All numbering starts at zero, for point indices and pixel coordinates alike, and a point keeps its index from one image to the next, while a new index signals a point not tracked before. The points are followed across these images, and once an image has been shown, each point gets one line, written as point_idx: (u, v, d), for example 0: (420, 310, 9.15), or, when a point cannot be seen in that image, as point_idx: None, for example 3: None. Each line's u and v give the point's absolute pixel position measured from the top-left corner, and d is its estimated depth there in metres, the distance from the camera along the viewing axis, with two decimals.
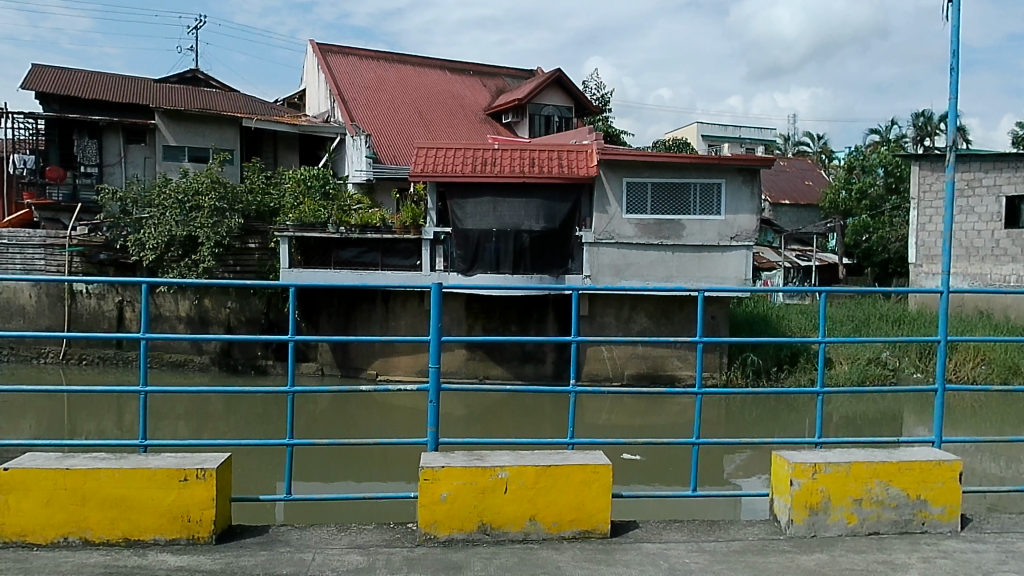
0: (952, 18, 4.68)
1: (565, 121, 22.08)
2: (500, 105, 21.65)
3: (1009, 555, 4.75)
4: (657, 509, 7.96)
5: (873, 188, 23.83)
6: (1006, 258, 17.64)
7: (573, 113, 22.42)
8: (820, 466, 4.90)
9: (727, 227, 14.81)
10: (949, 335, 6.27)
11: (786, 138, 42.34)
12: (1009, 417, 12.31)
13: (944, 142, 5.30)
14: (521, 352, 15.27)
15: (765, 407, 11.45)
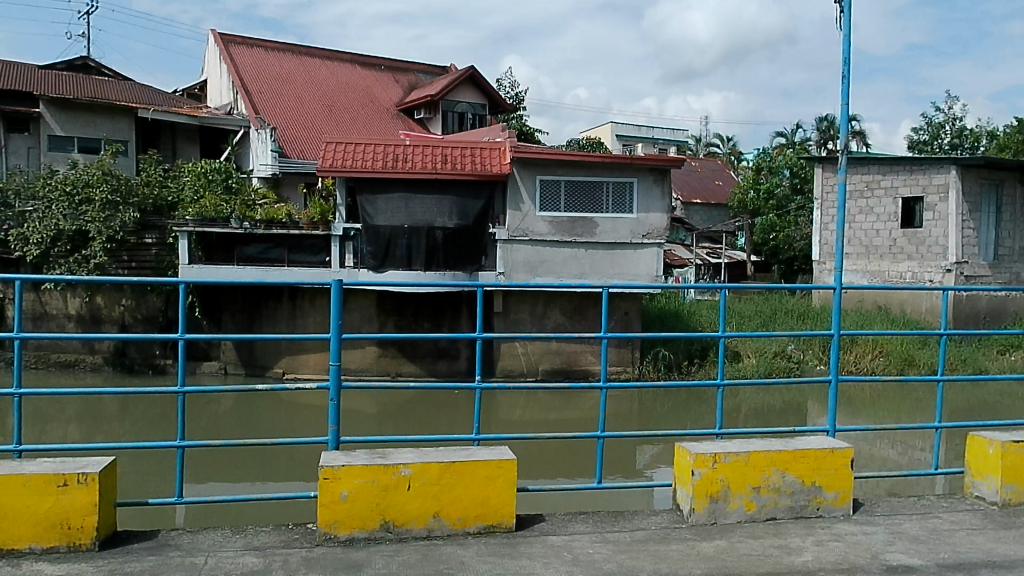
0: (843, 29, 4.96)
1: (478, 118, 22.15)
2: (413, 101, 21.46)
3: (896, 536, 5.01)
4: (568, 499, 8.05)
5: (779, 188, 24.78)
6: (902, 256, 18.62)
7: (487, 111, 22.54)
8: (720, 455, 5.07)
9: (638, 226, 15.13)
10: (843, 330, 6.65)
11: (699, 139, 43.52)
12: (904, 406, 13.00)
13: (839, 145, 5.64)
14: (434, 349, 15.22)
15: (675, 400, 11.79)
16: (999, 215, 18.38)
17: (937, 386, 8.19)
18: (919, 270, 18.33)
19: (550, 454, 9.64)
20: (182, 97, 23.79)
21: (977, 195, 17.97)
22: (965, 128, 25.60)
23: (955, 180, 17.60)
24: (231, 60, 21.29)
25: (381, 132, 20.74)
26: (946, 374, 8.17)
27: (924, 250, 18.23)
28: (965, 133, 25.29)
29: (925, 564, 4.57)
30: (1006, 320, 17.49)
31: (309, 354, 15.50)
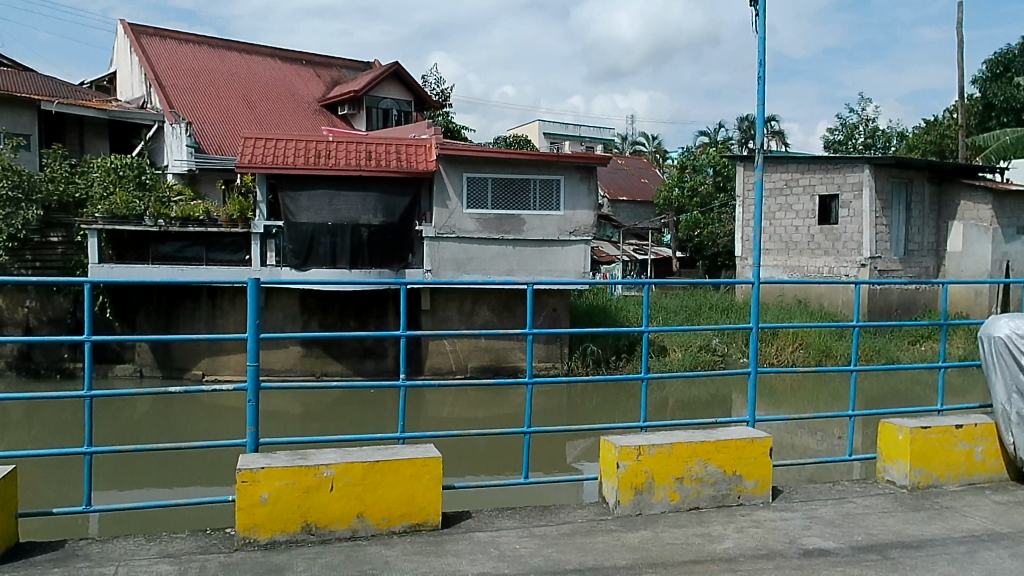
0: (758, 33, 5.17)
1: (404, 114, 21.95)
2: (336, 96, 21.13)
3: (813, 521, 5.20)
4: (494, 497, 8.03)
5: (702, 186, 25.44)
6: (819, 251, 19.31)
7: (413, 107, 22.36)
8: (644, 447, 5.16)
9: (566, 223, 15.27)
10: (761, 323, 6.90)
11: (625, 137, 44.15)
12: (823, 396, 13.50)
13: (756, 143, 5.84)
14: (361, 347, 15.07)
15: (602, 395, 11.93)
16: (909, 212, 19.27)
17: (850, 375, 8.54)
18: (836, 265, 19.04)
19: (477, 451, 9.65)
20: (90, 90, 22.81)
21: (889, 193, 18.79)
22: (877, 128, 26.70)
23: (868, 178, 18.36)
24: (143, 52, 20.55)
25: (305, 128, 20.40)
26: (858, 363, 8.52)
27: (840, 246, 18.95)
28: (877, 133, 26.38)
29: (840, 546, 4.76)
30: (916, 311, 18.37)
31: (229, 355, 15.14)
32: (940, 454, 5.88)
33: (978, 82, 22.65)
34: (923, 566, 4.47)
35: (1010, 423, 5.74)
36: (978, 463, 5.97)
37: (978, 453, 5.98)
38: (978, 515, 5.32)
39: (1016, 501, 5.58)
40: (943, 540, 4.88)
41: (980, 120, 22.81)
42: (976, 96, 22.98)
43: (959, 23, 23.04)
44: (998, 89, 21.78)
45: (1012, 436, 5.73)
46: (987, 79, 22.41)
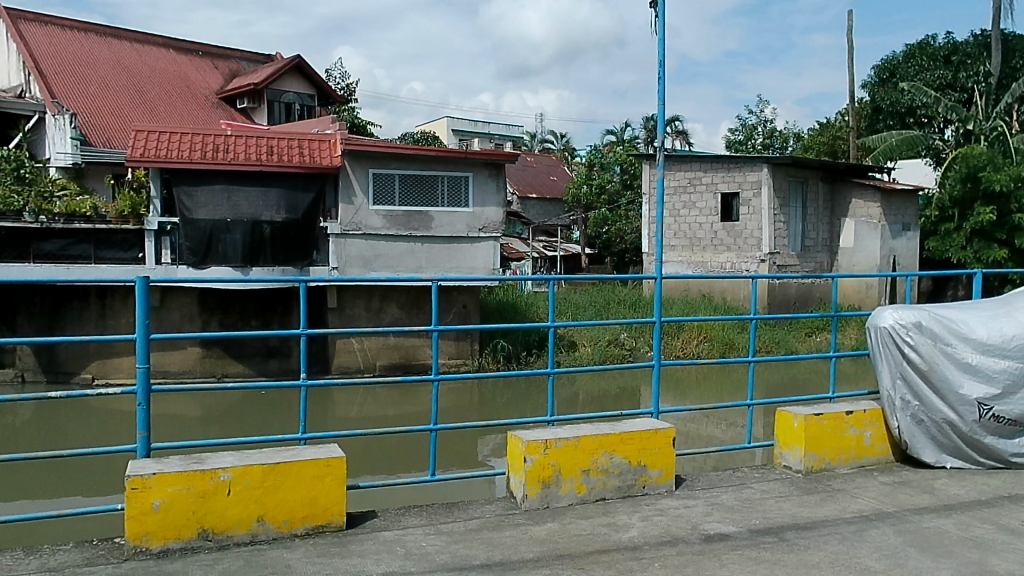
0: (658, 35, 5.36)
1: (306, 109, 21.52)
2: (234, 89, 20.48)
3: (714, 507, 5.39)
4: (402, 495, 7.89)
5: (610, 184, 26.03)
6: (722, 247, 20.02)
7: (316, 102, 21.93)
8: (551, 441, 5.24)
9: (474, 219, 15.29)
10: (664, 318, 7.12)
11: (533, 135, 44.63)
12: (725, 387, 14.00)
13: (659, 140, 6.10)
14: (264, 347, 14.74)
15: (513, 391, 12.00)
16: (805, 210, 20.20)
17: (750, 366, 8.88)
18: (737, 260, 19.76)
19: (379, 449, 9.57)
20: None
21: (786, 191, 19.63)
22: (774, 129, 27.87)
23: (766, 177, 19.13)
24: (22, 39, 19.35)
25: (203, 121, 19.73)
26: (758, 355, 8.86)
27: (742, 242, 19.67)
28: (775, 134, 27.54)
29: (739, 530, 4.95)
30: (813, 305, 19.22)
31: (120, 358, 14.58)
32: (832, 440, 6.19)
33: (867, 87, 23.95)
34: (816, 546, 4.70)
35: (893, 407, 6.10)
36: (867, 447, 6.31)
37: (867, 437, 6.33)
38: (867, 496, 5.63)
39: (901, 482, 5.93)
40: (834, 521, 5.14)
41: (868, 122, 24.16)
42: (865, 100, 24.33)
43: (849, 31, 24.34)
44: (885, 94, 23.11)
45: (896, 420, 6.10)
46: (875, 84, 23.78)
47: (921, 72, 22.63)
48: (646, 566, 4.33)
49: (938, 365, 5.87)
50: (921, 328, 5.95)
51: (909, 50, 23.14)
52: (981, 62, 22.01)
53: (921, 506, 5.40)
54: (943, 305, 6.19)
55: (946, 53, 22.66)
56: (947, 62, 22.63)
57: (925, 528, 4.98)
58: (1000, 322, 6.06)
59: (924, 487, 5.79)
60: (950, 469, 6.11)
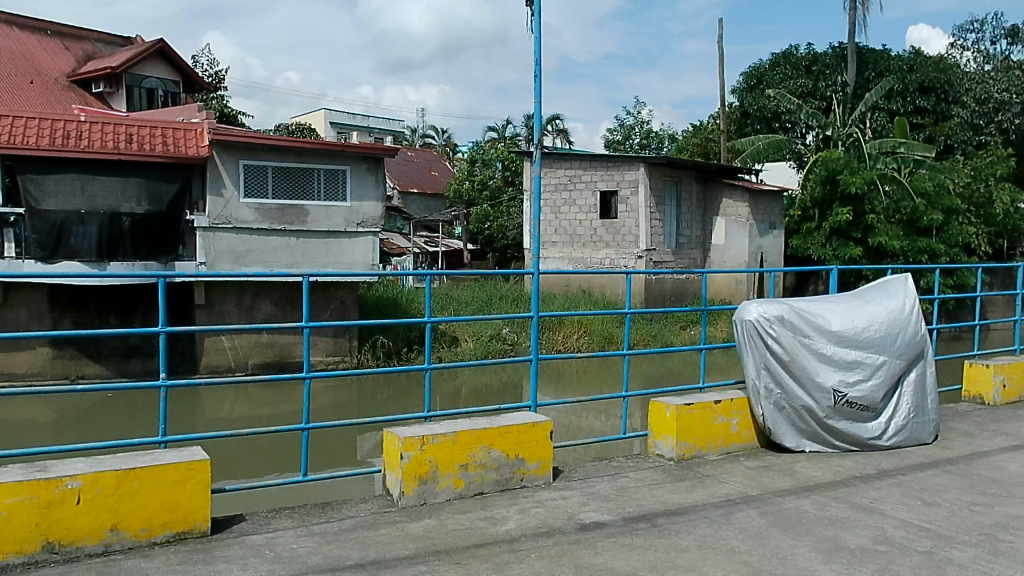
0: (535, 34, 5.46)
1: (170, 95, 20.55)
2: (88, 73, 19.20)
3: (589, 497, 5.52)
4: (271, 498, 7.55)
5: (492, 180, 26.21)
6: (601, 244, 20.58)
7: (181, 88, 20.95)
8: (428, 437, 5.20)
9: (353, 214, 15.07)
10: (541, 313, 7.26)
11: (414, 130, 44.37)
12: (605, 378, 14.46)
13: (534, 139, 6.42)
14: (124, 347, 13.96)
15: (394, 387, 11.89)
16: (679, 208, 21.05)
17: (625, 360, 9.19)
18: (616, 257, 20.37)
19: (252, 449, 9.25)
20: None
21: (662, 190, 20.37)
22: (651, 130, 28.89)
23: (643, 177, 19.78)
24: None
25: (54, 107, 18.40)
26: (633, 347, 9.16)
27: (619, 239, 20.29)
28: (651, 135, 28.55)
29: (614, 518, 5.09)
30: (687, 299, 20.06)
31: None
32: (702, 428, 6.47)
33: (736, 92, 25.26)
34: (685, 530, 4.90)
35: (758, 396, 6.40)
36: (735, 434, 6.63)
37: (734, 425, 6.65)
38: (733, 480, 5.92)
39: (764, 466, 6.27)
40: (702, 506, 5.37)
41: (738, 126, 25.44)
42: (734, 105, 25.62)
43: (720, 38, 25.57)
44: (753, 99, 24.42)
45: (760, 408, 6.40)
46: (743, 90, 25.14)
47: (786, 79, 24.07)
48: (522, 557, 4.38)
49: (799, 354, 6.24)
50: (782, 320, 6.33)
51: (774, 58, 24.72)
52: (839, 73, 23.56)
53: (783, 488, 5.73)
54: (800, 300, 6.63)
55: (807, 63, 24.26)
56: (809, 71, 24.22)
57: (785, 509, 5.29)
58: (850, 315, 6.56)
59: (785, 470, 6.14)
60: (811, 453, 6.49)
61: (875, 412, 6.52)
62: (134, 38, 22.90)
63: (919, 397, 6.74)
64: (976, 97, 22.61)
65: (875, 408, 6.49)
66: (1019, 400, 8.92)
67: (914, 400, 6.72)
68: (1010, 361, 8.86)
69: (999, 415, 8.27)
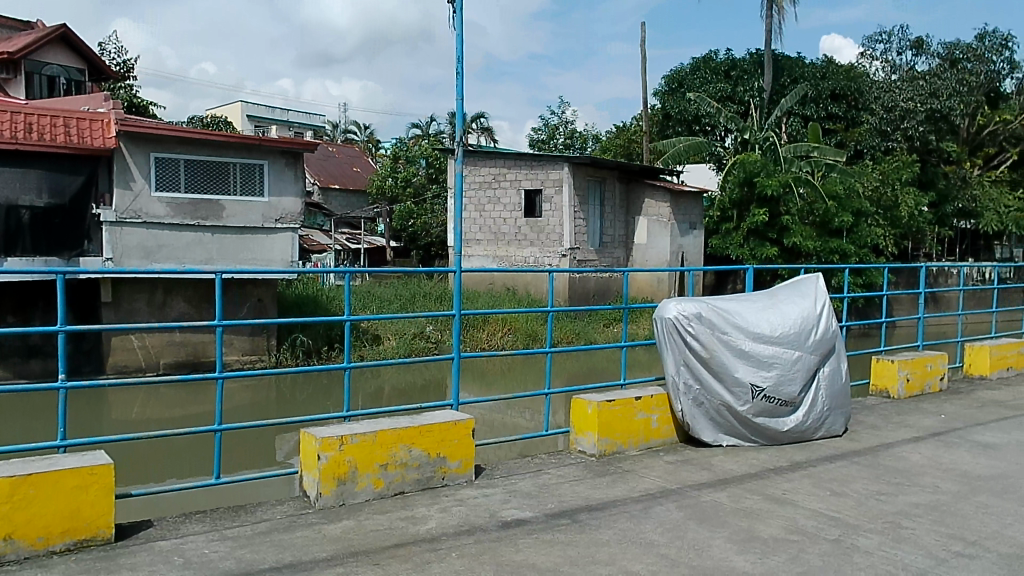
0: (456, 33, 5.45)
1: (74, 83, 19.68)
2: None
3: (511, 494, 5.54)
4: (180, 502, 7.27)
5: (416, 177, 26.07)
6: (526, 242, 20.68)
7: (86, 76, 20.07)
8: (347, 437, 5.13)
9: (270, 210, 14.71)
10: (463, 310, 7.24)
11: (335, 125, 43.78)
12: (528, 375, 14.56)
13: (456, 137, 6.42)
14: (23, 347, 13.27)
15: (313, 387, 11.68)
16: (602, 208, 21.34)
17: (547, 357, 9.24)
18: (540, 255, 20.49)
19: (163, 453, 8.91)
20: None
21: (585, 190, 20.59)
22: (575, 129, 29.22)
23: (567, 176, 19.98)
24: None
25: None
26: (555, 345, 9.20)
27: (544, 237, 20.43)
28: (575, 135, 28.86)
29: (535, 515, 5.12)
30: (610, 297, 20.38)
31: None
32: (623, 424, 6.57)
33: (659, 95, 25.81)
34: (605, 525, 4.97)
35: (678, 392, 6.59)
36: (654, 429, 6.77)
37: (654, 420, 6.79)
38: (652, 475, 6.04)
39: (683, 460, 6.42)
40: (623, 500, 5.46)
41: (659, 128, 25.96)
42: (656, 107, 26.14)
43: (642, 42, 26.08)
44: (675, 102, 24.96)
45: (680, 404, 6.58)
46: (665, 93, 25.71)
47: (706, 83, 24.67)
48: (442, 557, 4.35)
49: (717, 351, 6.43)
50: (701, 318, 6.50)
51: (694, 62, 25.33)
52: (756, 78, 24.38)
53: (700, 481, 5.88)
54: (720, 299, 6.82)
55: (726, 68, 24.90)
56: (727, 76, 24.89)
57: (702, 502, 5.43)
58: (767, 313, 6.77)
59: (702, 464, 6.30)
60: (728, 446, 6.67)
61: (793, 406, 6.74)
62: (35, 22, 21.78)
63: (835, 390, 6.98)
64: (883, 104, 22.85)
65: (792, 402, 6.70)
66: (921, 393, 9.40)
67: (830, 394, 6.96)
68: (913, 357, 9.33)
69: (903, 407, 8.69)
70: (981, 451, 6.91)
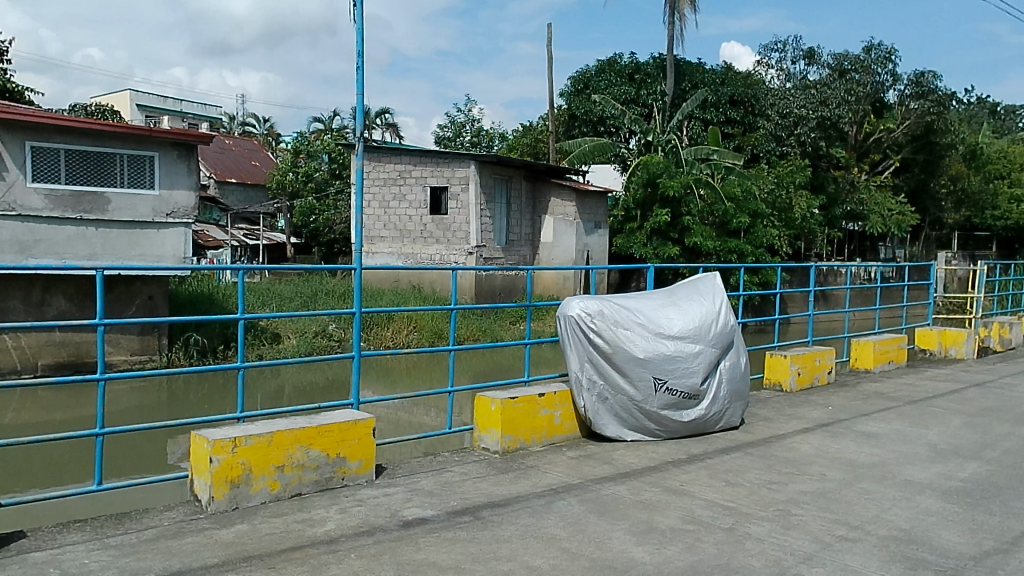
0: (357, 29, 5.37)
1: None
2: None
3: (413, 493, 5.51)
4: (56, 512, 6.87)
5: (318, 172, 25.53)
6: (432, 240, 20.57)
7: None
8: (240, 439, 4.97)
9: (161, 204, 14.11)
10: (364, 307, 7.12)
11: (232, 118, 42.55)
12: (434, 374, 14.44)
13: (357, 132, 6.32)
14: None
15: (208, 388, 11.27)
16: (509, 206, 21.50)
17: (451, 356, 9.17)
18: (446, 253, 20.43)
19: (38, 460, 8.38)
20: None
21: (492, 188, 20.67)
22: (480, 128, 29.26)
23: (473, 174, 20.01)
24: None
25: None
26: (459, 343, 9.13)
27: (450, 235, 20.38)
28: (482, 133, 28.91)
29: (437, 513, 5.11)
30: (516, 295, 20.56)
31: None
32: (526, 421, 6.64)
33: (565, 95, 26.22)
34: (508, 521, 5.01)
35: (580, 388, 6.74)
36: (557, 426, 6.87)
37: (557, 417, 6.88)
38: (555, 470, 6.13)
39: (584, 455, 6.54)
40: (525, 496, 5.52)
41: (565, 128, 26.35)
42: (562, 108, 26.54)
43: (549, 42, 26.42)
44: (580, 103, 25.39)
45: (583, 399, 6.72)
46: (571, 94, 26.17)
47: (610, 86, 25.19)
48: (341, 558, 4.29)
49: (618, 347, 6.58)
50: (602, 315, 6.66)
51: (600, 65, 25.82)
52: (659, 82, 25.11)
53: (602, 476, 6.00)
54: (622, 296, 7.01)
55: (630, 71, 25.56)
56: (631, 79, 25.51)
57: (603, 496, 5.55)
58: (667, 309, 6.97)
59: (604, 458, 6.44)
60: (630, 440, 6.83)
61: (696, 399, 6.95)
62: None
63: (734, 384, 7.22)
64: (778, 111, 24.38)
65: (694, 394, 6.89)
66: (811, 386, 9.89)
67: (729, 386, 7.19)
68: (803, 352, 9.80)
69: (793, 400, 9.12)
70: (864, 440, 7.34)
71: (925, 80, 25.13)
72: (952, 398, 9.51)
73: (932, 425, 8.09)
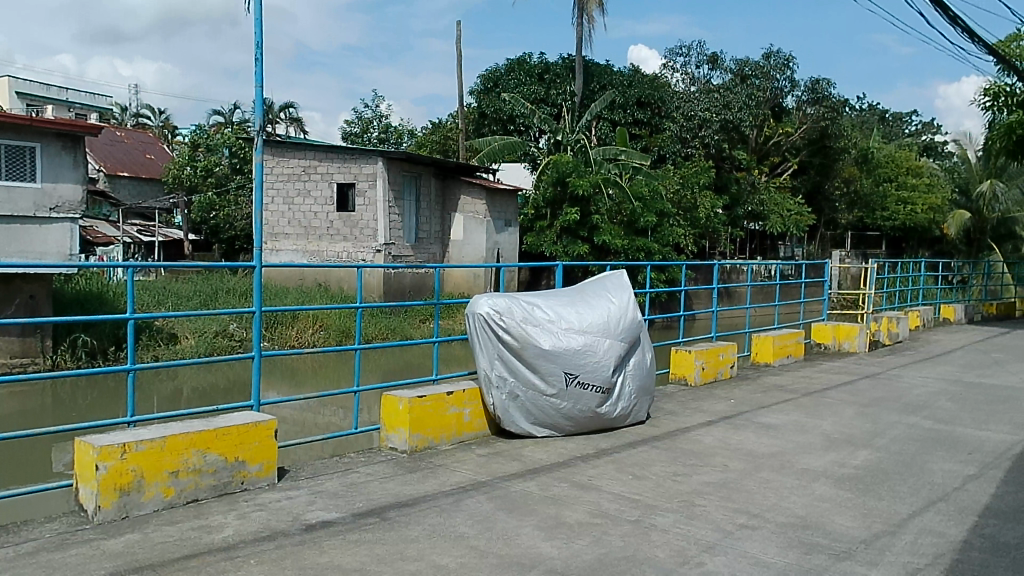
0: (254, 20, 5.22)
1: None
2: None
3: (317, 495, 5.40)
4: None
5: (217, 167, 24.73)
6: (338, 237, 20.20)
7: None
8: (130, 445, 4.75)
9: (44, 198, 13.32)
10: (265, 306, 6.91)
11: (125, 109, 40.65)
12: (341, 373, 14.17)
13: (256, 125, 6.12)
14: None
15: (98, 393, 10.73)
16: (417, 204, 21.34)
17: (356, 354, 9.01)
18: (353, 250, 20.10)
19: None
20: None
21: (400, 185, 20.48)
22: (388, 125, 28.95)
23: (381, 170, 19.76)
24: None
25: None
26: (365, 342, 8.97)
27: (357, 232, 20.05)
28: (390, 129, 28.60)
29: (342, 515, 5.02)
30: (426, 293, 20.43)
31: None
32: (434, 419, 6.60)
33: (474, 94, 26.31)
34: (415, 521, 4.97)
35: (490, 385, 6.78)
36: (466, 423, 6.86)
37: (465, 415, 6.87)
38: (464, 468, 6.12)
39: (494, 452, 6.55)
40: (434, 495, 5.49)
41: (475, 126, 26.39)
42: (471, 106, 26.62)
43: (457, 40, 26.45)
44: (490, 102, 25.51)
45: (493, 396, 6.77)
46: (480, 92, 26.26)
47: (519, 85, 25.42)
48: (239, 565, 4.15)
49: (526, 342, 6.63)
50: (510, 312, 6.71)
51: (509, 64, 26.03)
52: (567, 82, 25.44)
53: (511, 472, 6.03)
54: (532, 294, 7.07)
55: (540, 71, 25.84)
56: (541, 78, 25.80)
57: (512, 492, 5.58)
58: (575, 307, 7.06)
59: (513, 455, 6.47)
60: (539, 437, 6.89)
61: (606, 396, 7.05)
62: None
63: (640, 380, 7.38)
64: (683, 114, 24.96)
65: (603, 390, 6.98)
66: (714, 380, 10.24)
67: (636, 380, 7.35)
68: (707, 347, 10.13)
69: (697, 394, 9.42)
70: (764, 431, 7.65)
71: (819, 87, 26.44)
72: (844, 389, 10.02)
73: (826, 415, 8.51)
